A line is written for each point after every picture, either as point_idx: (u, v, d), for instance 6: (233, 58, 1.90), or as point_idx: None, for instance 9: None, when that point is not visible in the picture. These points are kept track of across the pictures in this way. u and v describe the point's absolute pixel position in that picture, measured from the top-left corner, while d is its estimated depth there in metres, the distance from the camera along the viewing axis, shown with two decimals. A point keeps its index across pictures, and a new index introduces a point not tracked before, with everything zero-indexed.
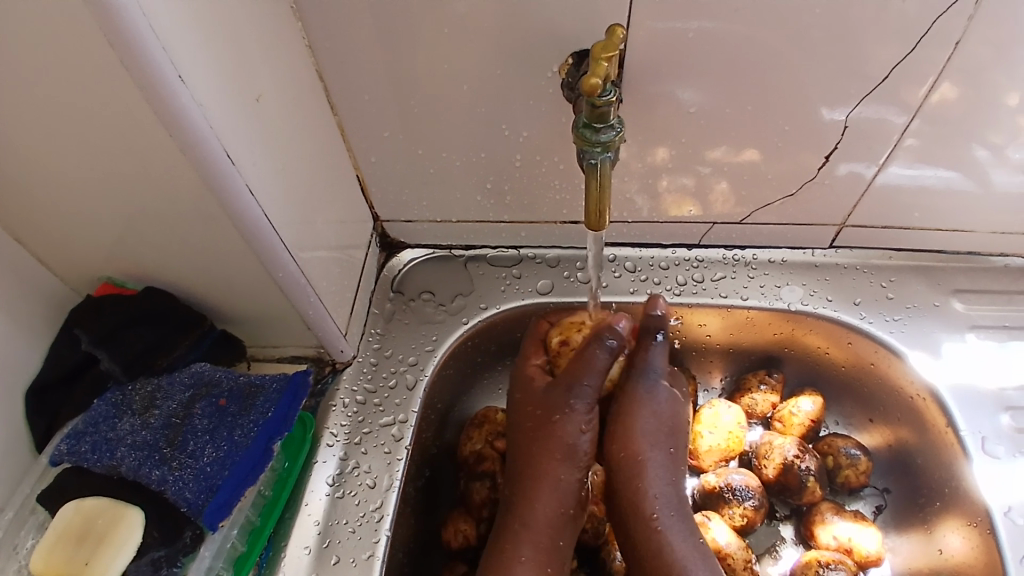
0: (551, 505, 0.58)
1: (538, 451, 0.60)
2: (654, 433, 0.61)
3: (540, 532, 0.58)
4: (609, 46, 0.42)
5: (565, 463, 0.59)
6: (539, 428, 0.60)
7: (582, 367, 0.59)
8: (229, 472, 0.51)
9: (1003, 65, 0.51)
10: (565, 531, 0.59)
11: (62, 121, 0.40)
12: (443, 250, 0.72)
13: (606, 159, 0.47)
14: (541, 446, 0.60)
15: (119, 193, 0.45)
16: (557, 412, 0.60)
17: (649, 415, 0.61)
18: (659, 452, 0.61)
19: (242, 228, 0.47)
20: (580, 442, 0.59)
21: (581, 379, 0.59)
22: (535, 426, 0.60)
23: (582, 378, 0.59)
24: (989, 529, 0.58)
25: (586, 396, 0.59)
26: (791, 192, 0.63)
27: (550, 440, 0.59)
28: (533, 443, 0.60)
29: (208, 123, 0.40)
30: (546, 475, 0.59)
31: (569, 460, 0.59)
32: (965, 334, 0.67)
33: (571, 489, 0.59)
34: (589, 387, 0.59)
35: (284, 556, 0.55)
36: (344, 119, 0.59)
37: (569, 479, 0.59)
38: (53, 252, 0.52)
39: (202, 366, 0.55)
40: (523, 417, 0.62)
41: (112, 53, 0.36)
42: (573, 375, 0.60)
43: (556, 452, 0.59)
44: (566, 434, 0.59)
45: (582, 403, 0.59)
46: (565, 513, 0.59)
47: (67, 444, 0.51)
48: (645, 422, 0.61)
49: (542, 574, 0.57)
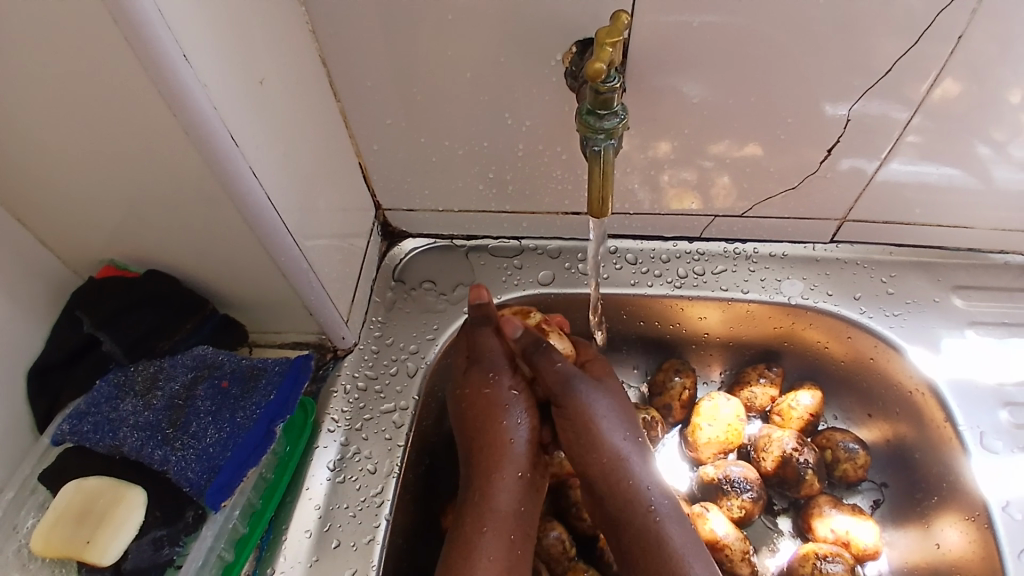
0: (508, 475, 0.58)
1: (478, 423, 0.60)
2: (603, 408, 0.60)
3: (501, 504, 0.57)
4: (614, 32, 0.42)
5: (510, 432, 0.59)
6: (473, 398, 0.60)
7: (478, 352, 0.61)
8: (231, 453, 0.52)
9: (1006, 62, 0.51)
10: (527, 503, 0.58)
11: (66, 100, 0.40)
12: (445, 240, 0.72)
13: (609, 146, 0.48)
14: (483, 419, 0.60)
15: (123, 175, 0.45)
16: (482, 386, 0.60)
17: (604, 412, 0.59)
18: (629, 443, 0.60)
19: (246, 211, 0.47)
20: (516, 412, 0.60)
21: (490, 356, 0.61)
22: (474, 397, 0.60)
23: (486, 358, 0.61)
24: (987, 522, 0.58)
25: (501, 367, 0.61)
26: (793, 185, 0.63)
27: (489, 411, 0.60)
28: (472, 415, 0.60)
29: (212, 104, 0.41)
30: (495, 442, 0.59)
31: (508, 431, 0.59)
32: (964, 330, 0.67)
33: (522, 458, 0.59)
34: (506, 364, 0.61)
35: (284, 539, 0.55)
36: (347, 106, 0.59)
37: (517, 449, 0.59)
38: (56, 235, 0.53)
39: (204, 349, 0.55)
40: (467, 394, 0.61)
41: (118, 32, 0.36)
42: (478, 355, 0.61)
43: (496, 426, 0.59)
44: (499, 404, 0.60)
45: (506, 376, 0.61)
46: (522, 481, 0.58)
47: (69, 424, 0.51)
48: (601, 406, 0.60)
49: (506, 546, 0.56)
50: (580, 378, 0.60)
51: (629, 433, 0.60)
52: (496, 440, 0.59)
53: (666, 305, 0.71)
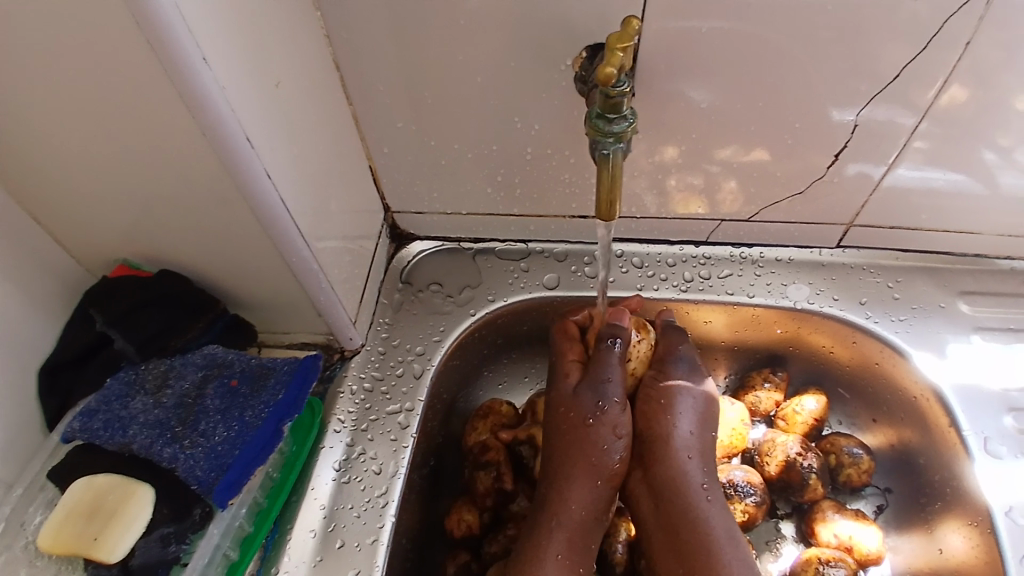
0: (585, 493, 0.59)
1: (569, 445, 0.61)
2: (692, 425, 0.62)
3: (571, 530, 0.58)
4: (624, 37, 0.42)
5: (595, 466, 0.60)
6: (571, 427, 0.61)
7: (598, 378, 0.61)
8: (239, 451, 0.52)
9: (1014, 69, 0.51)
10: (594, 534, 0.60)
11: (84, 100, 0.41)
12: (452, 243, 0.72)
13: (617, 150, 0.48)
14: (576, 452, 0.60)
15: (138, 175, 0.46)
16: (586, 414, 0.61)
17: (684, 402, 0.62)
18: (693, 448, 0.61)
19: (257, 212, 0.47)
20: (612, 446, 0.60)
21: (606, 383, 0.61)
22: (569, 423, 0.61)
23: (602, 385, 0.61)
24: (990, 528, 0.58)
25: (612, 398, 0.61)
26: (799, 190, 0.64)
27: (585, 441, 0.60)
28: (569, 441, 0.61)
29: (229, 107, 0.41)
30: (580, 474, 0.60)
31: (598, 465, 0.60)
32: (970, 336, 0.67)
33: (603, 492, 0.60)
34: (619, 394, 0.61)
35: (289, 539, 0.55)
36: (358, 109, 0.60)
37: (599, 481, 0.60)
38: (69, 233, 0.53)
39: (215, 348, 0.56)
40: (564, 423, 0.61)
41: (139, 33, 0.36)
42: (597, 380, 0.61)
43: (586, 458, 0.60)
44: (591, 436, 0.60)
45: (615, 407, 0.61)
46: (595, 515, 0.60)
47: (80, 421, 0.51)
48: (690, 439, 0.61)
49: (570, 564, 0.57)
50: (687, 410, 0.62)
51: (698, 433, 0.62)
52: (577, 465, 0.60)
53: (672, 308, 0.71)
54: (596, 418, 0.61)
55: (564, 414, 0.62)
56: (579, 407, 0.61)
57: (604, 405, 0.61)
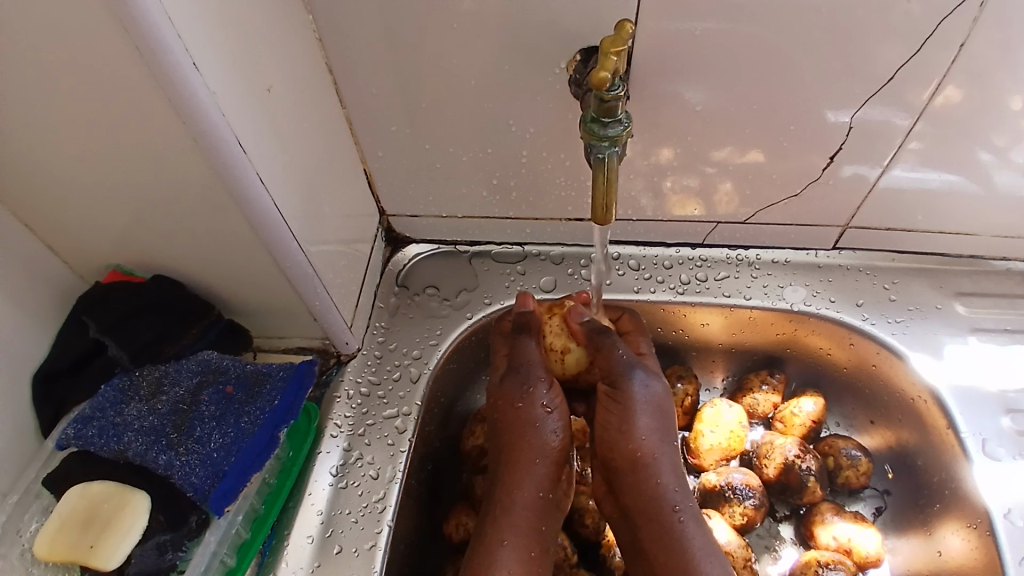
0: (529, 483, 0.58)
1: (508, 433, 0.59)
2: (648, 417, 0.58)
3: (521, 518, 0.57)
4: (618, 41, 0.42)
5: (534, 448, 0.58)
6: (504, 409, 0.60)
7: (521, 361, 0.61)
8: (235, 458, 0.52)
9: (1009, 69, 0.51)
10: (547, 518, 0.58)
11: (74, 106, 0.41)
12: (448, 246, 0.72)
13: (613, 153, 0.48)
14: (518, 439, 0.59)
15: (131, 181, 0.45)
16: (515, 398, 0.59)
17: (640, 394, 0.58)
18: (654, 440, 0.58)
19: (251, 216, 0.47)
20: (549, 426, 0.59)
21: (530, 366, 0.60)
22: (504, 408, 0.60)
23: (525, 367, 0.60)
24: (989, 530, 0.58)
25: (538, 380, 0.60)
26: (794, 193, 0.64)
27: (519, 425, 0.59)
28: (505, 426, 0.59)
29: (219, 112, 0.41)
30: (518, 458, 0.58)
31: (535, 446, 0.58)
32: (967, 337, 0.67)
33: (545, 475, 0.58)
34: (543, 373, 0.60)
35: (286, 545, 0.55)
36: (352, 113, 0.60)
37: (540, 463, 0.58)
38: (61, 240, 0.53)
39: (209, 355, 0.55)
40: (499, 405, 0.60)
41: (126, 39, 0.36)
42: (518, 363, 0.60)
43: (527, 444, 0.58)
44: (534, 422, 0.59)
45: (541, 387, 0.60)
46: (544, 498, 0.58)
47: (74, 429, 0.51)
48: (645, 404, 0.58)
49: (525, 560, 0.56)
50: (637, 383, 0.58)
51: (654, 418, 0.58)
52: (522, 454, 0.58)
53: (668, 311, 0.71)
54: (528, 398, 0.59)
55: (496, 397, 0.61)
56: (506, 393, 0.60)
57: (529, 387, 0.59)
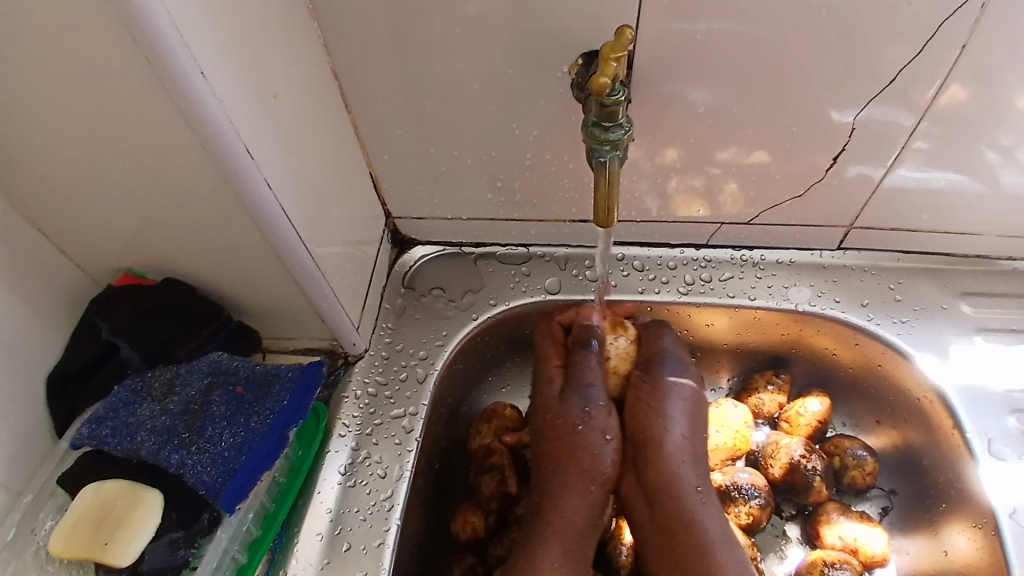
0: (578, 504, 0.60)
1: (558, 455, 0.61)
2: (682, 425, 0.62)
3: (570, 536, 0.59)
4: (618, 47, 0.43)
5: (590, 470, 0.61)
6: (567, 433, 0.62)
7: (581, 381, 0.63)
8: (245, 457, 0.53)
9: (1014, 67, 0.51)
10: (590, 539, 0.60)
11: (87, 115, 0.42)
12: (454, 247, 0.73)
13: (615, 158, 0.48)
14: (569, 459, 0.61)
15: (142, 188, 0.47)
16: (575, 420, 0.62)
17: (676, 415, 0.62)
18: (688, 450, 0.62)
19: (260, 221, 0.48)
20: (604, 452, 0.61)
21: (589, 387, 0.62)
22: (565, 429, 0.62)
23: (586, 389, 0.62)
24: (995, 529, 0.58)
25: (597, 401, 0.62)
26: (799, 193, 0.64)
27: (576, 448, 0.61)
28: (557, 450, 0.62)
29: (227, 119, 0.42)
30: (570, 477, 0.61)
31: (593, 470, 0.61)
32: (972, 337, 0.67)
33: (594, 497, 0.61)
34: (602, 396, 0.63)
35: (296, 542, 0.56)
36: (358, 118, 0.60)
37: (594, 486, 0.61)
38: (75, 244, 0.54)
39: (219, 355, 0.57)
40: (559, 430, 0.62)
41: (135, 49, 0.37)
42: (582, 385, 0.62)
43: (579, 465, 0.61)
44: (585, 442, 0.61)
45: (602, 411, 0.62)
46: (591, 519, 0.60)
47: (88, 428, 0.52)
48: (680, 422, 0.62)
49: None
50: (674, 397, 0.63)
51: (690, 436, 0.63)
52: (572, 474, 0.61)
53: (673, 311, 0.71)
54: (585, 420, 0.61)
55: (553, 419, 0.63)
56: (565, 414, 0.62)
57: (593, 409, 0.62)
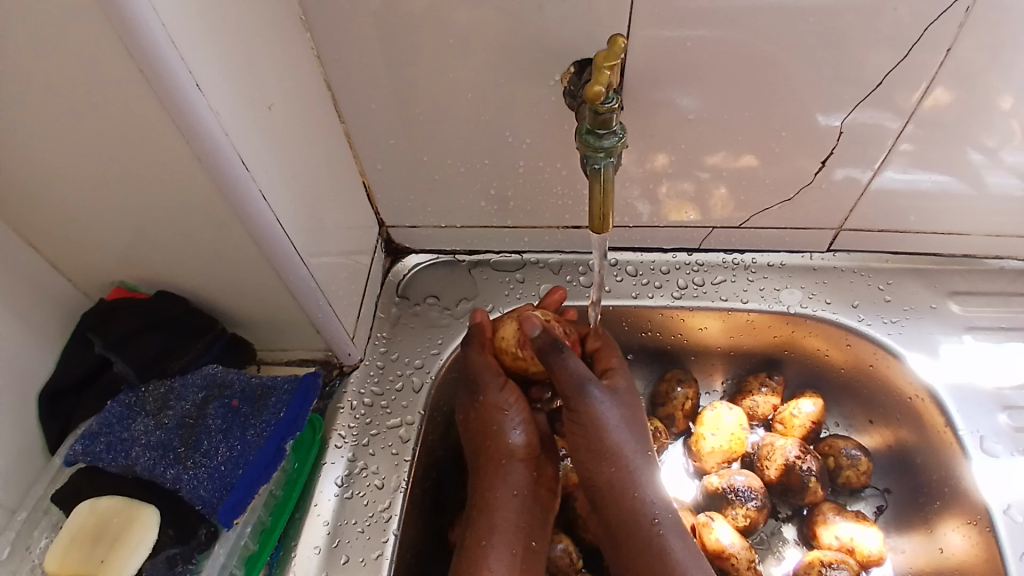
0: (501, 489, 0.58)
1: (480, 437, 0.60)
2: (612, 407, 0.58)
3: (503, 522, 0.57)
4: (611, 56, 0.43)
5: (500, 451, 0.59)
6: (483, 422, 0.60)
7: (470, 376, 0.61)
8: (242, 471, 0.52)
9: (995, 70, 0.52)
10: (531, 517, 0.59)
11: (80, 129, 0.42)
12: (447, 255, 0.73)
13: (609, 164, 0.48)
14: (500, 446, 0.59)
15: (137, 201, 0.46)
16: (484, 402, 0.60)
17: (606, 410, 0.58)
18: (620, 429, 0.58)
19: (256, 232, 0.48)
20: (511, 426, 0.59)
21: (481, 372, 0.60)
22: (479, 414, 0.60)
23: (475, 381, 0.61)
24: (989, 525, 0.59)
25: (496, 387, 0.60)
26: (788, 197, 0.65)
27: (488, 428, 0.60)
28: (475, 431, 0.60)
29: (223, 131, 0.42)
30: (491, 460, 0.59)
31: (505, 451, 0.59)
32: (962, 335, 0.68)
33: (518, 475, 0.59)
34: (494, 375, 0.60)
35: (293, 556, 0.55)
36: (352, 127, 0.60)
37: (513, 465, 0.59)
38: (67, 258, 0.54)
39: (215, 368, 0.56)
40: (477, 416, 0.60)
41: (131, 62, 0.37)
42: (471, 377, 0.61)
43: (493, 444, 0.59)
44: (502, 423, 0.59)
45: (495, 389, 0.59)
46: (519, 497, 0.58)
47: (81, 444, 0.51)
48: (613, 419, 0.58)
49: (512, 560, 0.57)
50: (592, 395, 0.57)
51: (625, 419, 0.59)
52: (497, 459, 0.59)
53: (667, 316, 0.72)
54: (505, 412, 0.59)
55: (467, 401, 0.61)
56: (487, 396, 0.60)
57: (481, 396, 0.60)
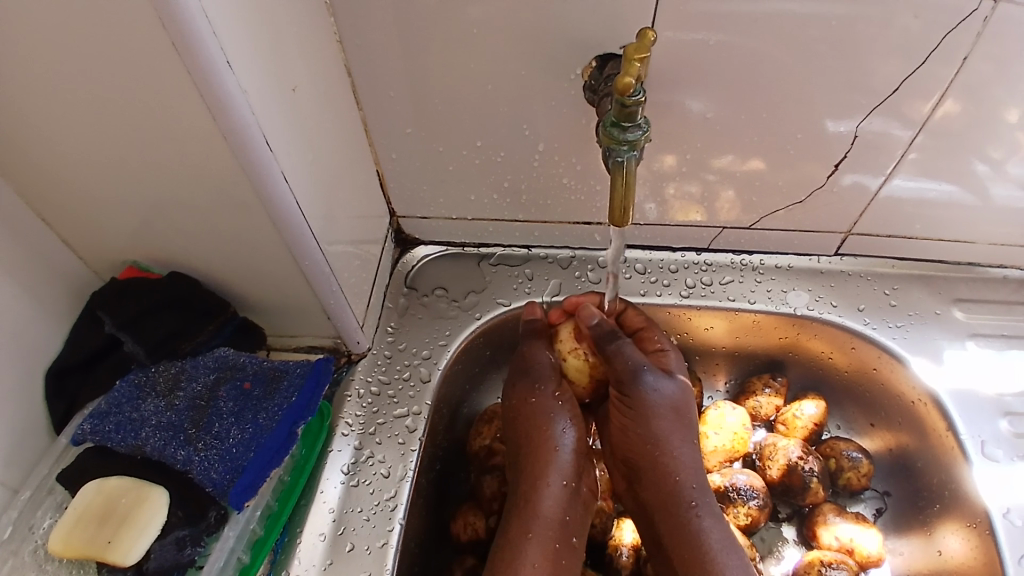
0: (551, 480, 0.59)
1: (526, 430, 0.61)
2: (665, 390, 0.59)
3: (543, 511, 0.58)
4: (641, 48, 0.44)
5: (546, 442, 0.60)
6: (530, 412, 0.61)
7: (526, 364, 0.63)
8: (254, 454, 0.52)
9: (1003, 83, 0.53)
10: (571, 510, 0.59)
11: (103, 102, 0.41)
12: (457, 247, 0.73)
13: (632, 157, 0.48)
14: (546, 436, 0.60)
15: (156, 178, 0.46)
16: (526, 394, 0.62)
17: (661, 398, 0.59)
18: (670, 414, 0.60)
19: (274, 215, 0.48)
20: (561, 420, 0.61)
21: (535, 369, 0.62)
22: (525, 408, 0.61)
23: (535, 373, 0.62)
24: (988, 529, 0.60)
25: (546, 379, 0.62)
26: (799, 200, 0.65)
27: (535, 420, 0.61)
28: (521, 424, 0.61)
29: (250, 111, 0.42)
30: (539, 452, 0.60)
31: (550, 442, 0.60)
32: (965, 342, 0.68)
33: (566, 465, 0.60)
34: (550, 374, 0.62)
35: (298, 542, 0.55)
36: (368, 115, 0.60)
37: (559, 456, 0.60)
38: (79, 235, 0.53)
39: (226, 351, 0.56)
40: (523, 406, 0.61)
41: (164, 36, 0.37)
42: (526, 367, 0.63)
43: (545, 435, 0.60)
44: (552, 416, 0.61)
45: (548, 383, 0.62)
46: (567, 487, 0.59)
47: (90, 424, 0.51)
48: (662, 406, 0.59)
49: (549, 553, 0.57)
50: (648, 387, 0.59)
51: (681, 412, 0.60)
52: (544, 450, 0.60)
53: (674, 314, 0.72)
54: (552, 406, 0.61)
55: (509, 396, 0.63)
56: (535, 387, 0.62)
57: (536, 391, 0.61)
